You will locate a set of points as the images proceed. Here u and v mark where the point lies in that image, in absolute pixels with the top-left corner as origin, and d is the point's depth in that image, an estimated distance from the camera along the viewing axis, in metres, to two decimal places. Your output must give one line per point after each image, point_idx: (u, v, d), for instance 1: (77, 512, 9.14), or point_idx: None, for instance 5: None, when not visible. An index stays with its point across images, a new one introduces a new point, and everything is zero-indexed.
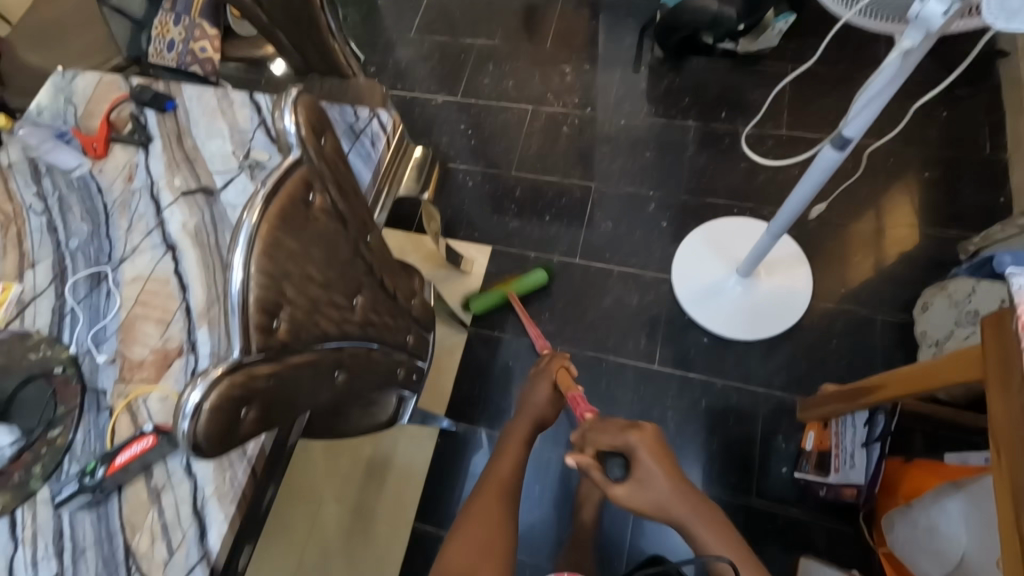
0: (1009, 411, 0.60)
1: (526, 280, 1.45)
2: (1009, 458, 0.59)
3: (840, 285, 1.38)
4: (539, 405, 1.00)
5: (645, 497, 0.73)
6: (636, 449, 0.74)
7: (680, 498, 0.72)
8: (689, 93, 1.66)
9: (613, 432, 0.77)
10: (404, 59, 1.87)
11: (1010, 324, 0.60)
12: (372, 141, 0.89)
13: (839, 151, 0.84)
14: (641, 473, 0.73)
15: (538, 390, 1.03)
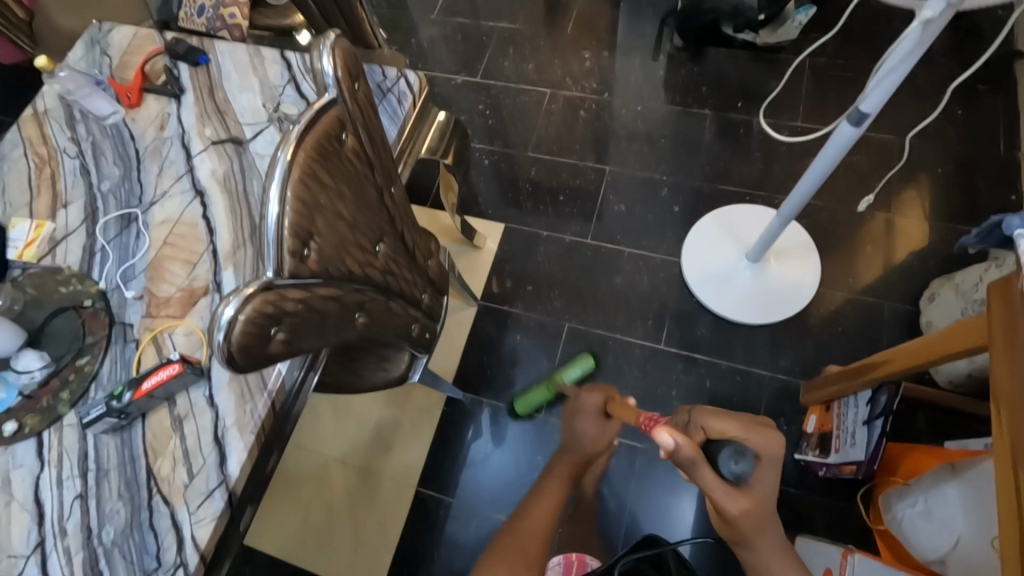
0: (1011, 371, 0.62)
1: (573, 370, 1.32)
2: (1010, 420, 0.61)
3: (847, 274, 1.40)
4: (586, 446, 0.93)
5: (755, 513, 0.72)
6: (768, 463, 0.73)
7: (771, 522, 0.74)
8: (707, 83, 1.67)
9: (742, 429, 0.76)
10: (426, 39, 1.90)
11: (1016, 291, 0.62)
12: (399, 99, 0.92)
13: (855, 127, 0.86)
14: (758, 477, 0.72)
15: (588, 421, 0.93)
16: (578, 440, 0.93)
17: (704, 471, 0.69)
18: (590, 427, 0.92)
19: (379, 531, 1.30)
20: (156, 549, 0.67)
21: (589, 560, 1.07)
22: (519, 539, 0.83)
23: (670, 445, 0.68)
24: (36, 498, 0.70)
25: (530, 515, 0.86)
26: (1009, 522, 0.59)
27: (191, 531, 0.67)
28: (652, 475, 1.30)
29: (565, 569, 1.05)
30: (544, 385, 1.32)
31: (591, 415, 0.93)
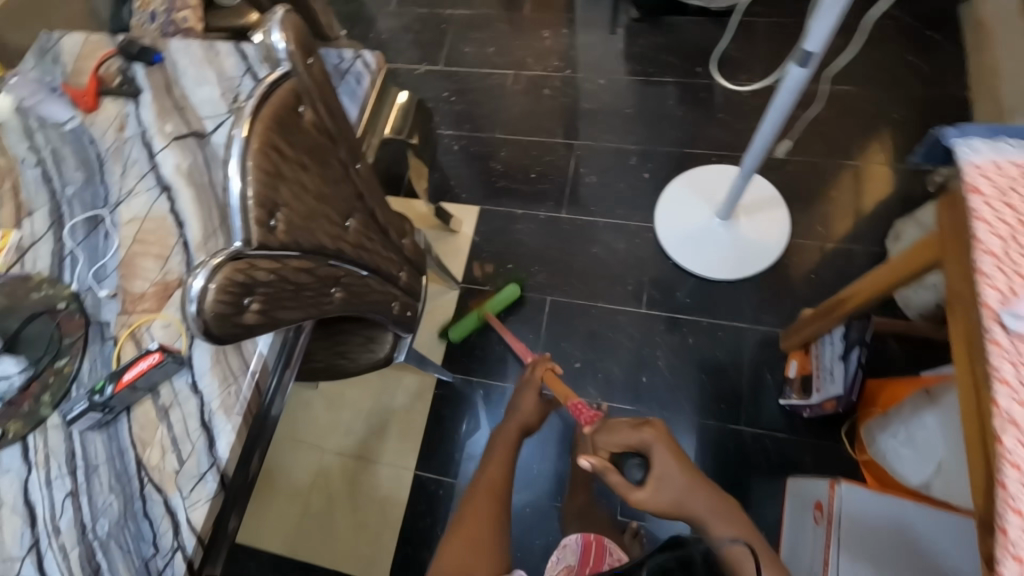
0: (960, 274, 0.64)
1: (501, 295, 1.42)
2: (964, 320, 0.63)
3: (816, 223, 1.44)
4: (527, 415, 1.03)
5: (665, 497, 0.76)
6: (652, 447, 0.78)
7: (691, 495, 0.75)
8: (667, 50, 1.70)
9: (625, 434, 0.81)
10: (385, 33, 1.89)
11: (958, 200, 0.65)
12: (357, 80, 0.92)
13: (803, 68, 0.89)
14: (659, 469, 0.77)
15: (528, 398, 1.07)
16: (519, 412, 1.03)
17: (611, 476, 0.78)
18: (528, 403, 1.06)
19: (381, 515, 1.31)
20: (152, 536, 0.67)
21: (609, 541, 0.98)
22: (479, 491, 0.85)
23: (590, 465, 0.79)
24: (26, 499, 0.70)
25: (486, 473, 0.88)
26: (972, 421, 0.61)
27: (185, 514, 0.68)
28: None
29: (582, 549, 0.97)
30: (474, 313, 1.42)
31: (532, 388, 1.08)
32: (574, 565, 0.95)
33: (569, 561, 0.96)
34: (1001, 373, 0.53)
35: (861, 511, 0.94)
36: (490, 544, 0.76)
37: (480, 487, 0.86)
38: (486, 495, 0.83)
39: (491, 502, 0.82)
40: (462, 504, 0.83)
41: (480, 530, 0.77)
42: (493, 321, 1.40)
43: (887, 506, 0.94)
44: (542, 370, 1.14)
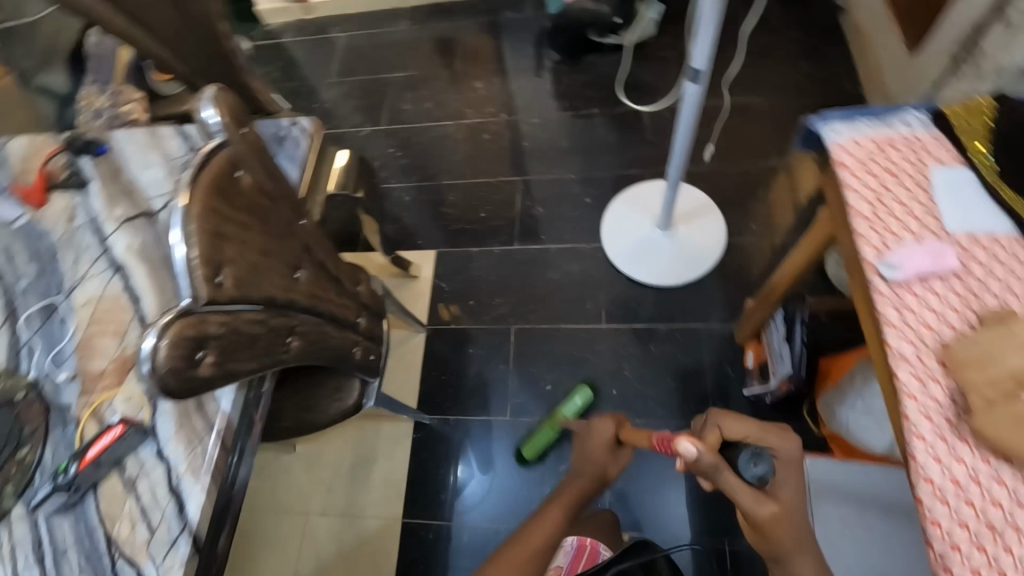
0: (851, 247, 0.74)
1: (572, 402, 1.33)
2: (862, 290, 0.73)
3: (750, 221, 1.54)
4: (596, 462, 0.96)
5: (789, 523, 0.73)
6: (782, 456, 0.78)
7: (803, 530, 0.74)
8: (591, 85, 1.83)
9: (757, 429, 0.80)
10: (328, 101, 2.00)
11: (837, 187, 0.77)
12: (296, 143, 0.98)
13: (696, 83, 1.00)
14: (781, 482, 0.76)
15: (599, 439, 0.97)
16: (589, 459, 0.96)
17: (726, 473, 0.75)
18: (598, 445, 0.97)
19: (374, 567, 1.29)
20: None
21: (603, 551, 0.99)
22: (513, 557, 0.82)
23: (698, 454, 0.74)
24: None
25: (524, 539, 0.84)
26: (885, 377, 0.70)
27: None
28: None
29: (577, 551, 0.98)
30: (548, 426, 1.32)
31: (609, 423, 0.99)
32: (564, 566, 0.97)
33: (559, 563, 0.98)
34: (888, 318, 0.66)
35: (827, 482, 0.96)
36: None
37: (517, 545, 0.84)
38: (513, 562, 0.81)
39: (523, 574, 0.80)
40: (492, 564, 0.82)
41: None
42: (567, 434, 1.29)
43: (848, 471, 0.97)
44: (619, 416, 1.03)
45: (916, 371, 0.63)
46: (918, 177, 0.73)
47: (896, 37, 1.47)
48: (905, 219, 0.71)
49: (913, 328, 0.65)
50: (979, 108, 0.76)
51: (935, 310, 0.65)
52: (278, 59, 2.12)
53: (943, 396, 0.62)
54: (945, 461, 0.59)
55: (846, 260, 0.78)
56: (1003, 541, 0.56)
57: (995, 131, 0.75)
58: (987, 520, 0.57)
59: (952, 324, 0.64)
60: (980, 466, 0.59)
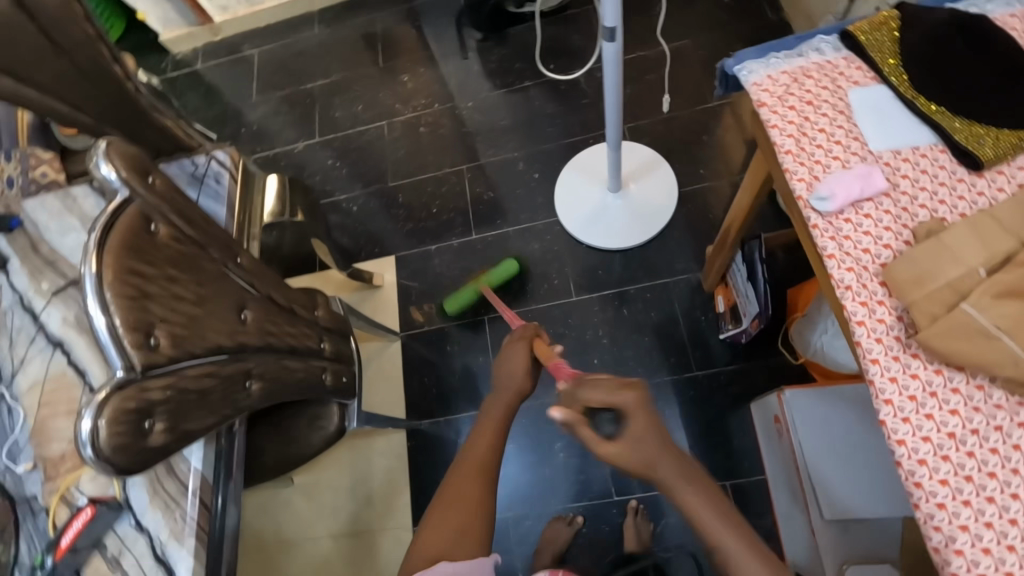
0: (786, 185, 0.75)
1: (498, 271, 1.47)
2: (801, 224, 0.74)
3: (698, 166, 1.53)
4: (517, 380, 0.87)
5: (638, 461, 0.68)
6: (630, 409, 0.69)
7: (667, 471, 0.68)
8: (519, 57, 1.79)
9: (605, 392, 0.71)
10: (256, 122, 1.92)
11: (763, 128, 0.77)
12: (217, 180, 0.93)
13: (612, 42, 0.98)
14: (635, 432, 0.69)
15: (516, 361, 0.89)
16: (506, 374, 0.88)
17: (583, 430, 0.70)
18: (515, 362, 0.89)
19: None
20: None
21: None
22: (465, 474, 0.75)
23: (563, 419, 0.70)
24: None
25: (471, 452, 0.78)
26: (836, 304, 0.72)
27: None
28: None
29: None
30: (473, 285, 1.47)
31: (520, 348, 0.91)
32: None
33: None
34: (828, 250, 0.67)
35: (808, 410, 0.99)
36: (474, 525, 0.69)
37: (463, 464, 0.77)
38: (464, 483, 0.73)
39: (474, 484, 0.73)
40: (444, 490, 0.74)
41: (450, 527, 0.68)
42: (488, 295, 1.44)
43: (828, 395, 1.00)
44: (529, 332, 0.95)
45: (860, 297, 0.64)
46: (837, 102, 0.73)
47: None
48: (830, 147, 0.71)
49: (853, 255, 0.66)
50: (883, 21, 0.76)
51: (871, 233, 0.66)
52: (194, 87, 2.03)
53: (890, 317, 0.63)
54: (900, 380, 0.61)
55: (785, 196, 0.79)
56: (965, 447, 0.58)
57: (902, 41, 0.74)
58: (946, 430, 0.59)
59: (889, 244, 0.65)
60: (934, 378, 0.60)
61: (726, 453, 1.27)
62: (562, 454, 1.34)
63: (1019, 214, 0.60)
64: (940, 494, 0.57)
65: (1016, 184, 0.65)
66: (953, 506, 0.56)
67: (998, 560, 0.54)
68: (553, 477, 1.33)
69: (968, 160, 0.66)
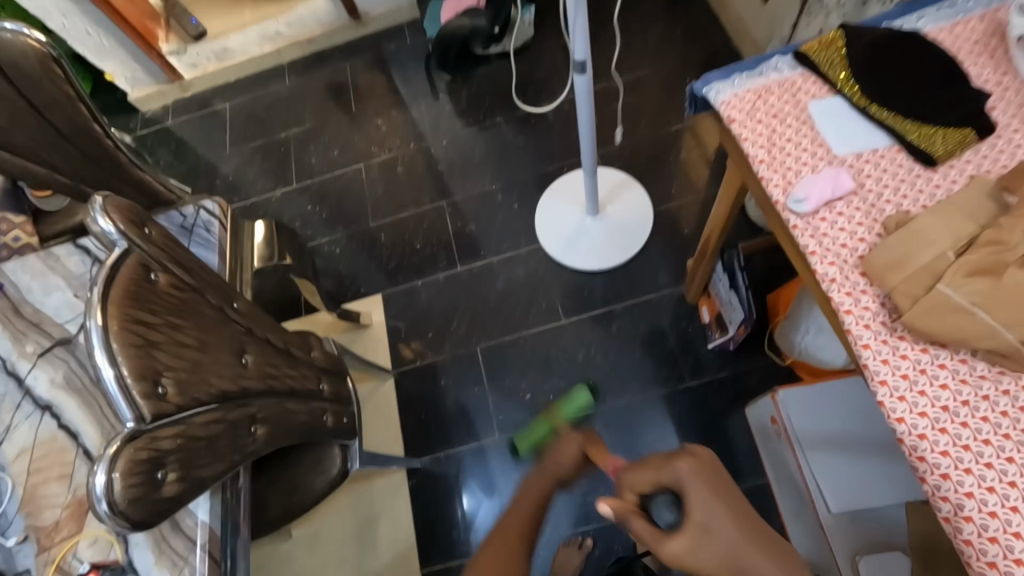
0: (763, 193, 0.80)
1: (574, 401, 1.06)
2: (782, 228, 0.79)
3: (669, 186, 1.60)
4: (560, 468, 0.75)
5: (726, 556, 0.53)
6: (691, 485, 0.55)
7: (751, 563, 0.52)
8: (488, 95, 1.86)
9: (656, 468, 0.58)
10: (230, 174, 1.93)
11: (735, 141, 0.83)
12: (207, 229, 0.94)
13: (583, 74, 1.04)
14: (699, 513, 0.54)
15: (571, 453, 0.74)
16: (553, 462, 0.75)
17: (635, 522, 0.57)
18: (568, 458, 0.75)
19: None
20: None
21: None
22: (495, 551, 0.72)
23: (610, 511, 0.59)
24: None
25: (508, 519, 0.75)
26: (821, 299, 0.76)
27: None
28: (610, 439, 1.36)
29: None
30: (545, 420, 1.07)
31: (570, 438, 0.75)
32: None
33: None
34: (810, 248, 0.72)
35: (803, 404, 1.03)
36: None
37: (497, 535, 0.74)
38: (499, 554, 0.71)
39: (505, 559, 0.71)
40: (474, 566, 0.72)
41: None
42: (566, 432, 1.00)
43: (821, 389, 1.03)
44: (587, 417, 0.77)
45: (845, 288, 0.69)
46: (799, 114, 0.79)
47: None
48: (798, 154, 0.77)
49: (833, 250, 0.71)
50: (832, 39, 0.83)
51: (846, 230, 0.71)
52: (165, 142, 2.03)
53: (875, 304, 0.67)
54: (892, 362, 0.65)
55: (761, 203, 0.84)
56: (959, 419, 0.61)
57: (849, 56, 0.81)
58: (940, 404, 0.62)
59: (864, 238, 0.70)
60: (922, 357, 0.64)
61: (728, 458, 1.29)
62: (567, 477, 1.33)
63: (974, 201, 0.66)
64: (943, 465, 0.60)
65: (967, 176, 0.71)
66: (957, 475, 0.60)
67: (1005, 522, 0.57)
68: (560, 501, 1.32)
69: (923, 158, 0.72)
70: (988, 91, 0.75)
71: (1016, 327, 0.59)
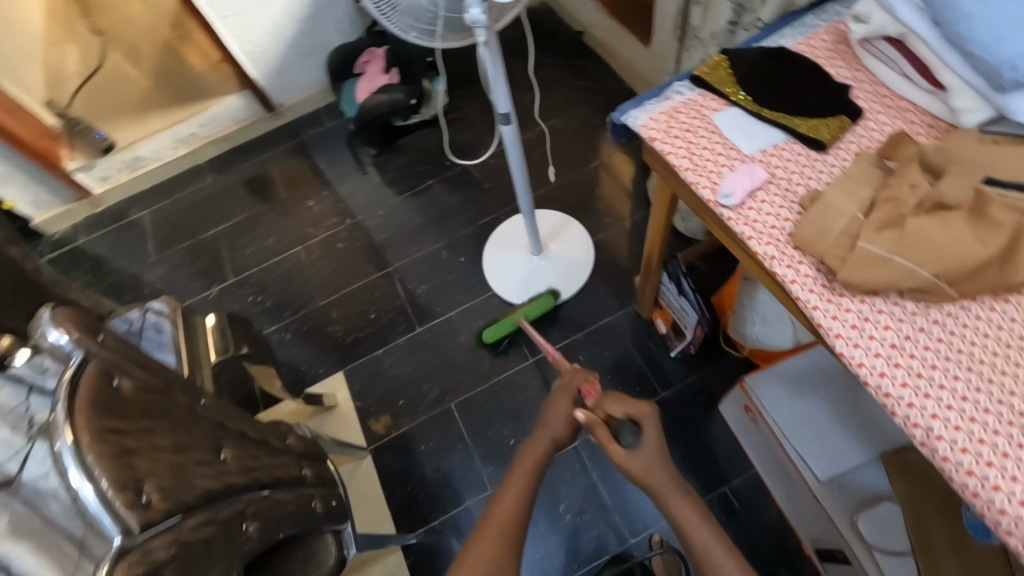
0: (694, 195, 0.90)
1: (534, 306, 1.53)
2: (717, 221, 0.88)
3: (601, 217, 1.71)
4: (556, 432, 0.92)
5: (636, 467, 0.81)
6: (646, 420, 0.84)
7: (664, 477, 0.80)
8: (414, 162, 1.92)
9: (626, 405, 0.86)
10: (157, 281, 1.84)
11: (658, 154, 0.93)
12: (157, 328, 0.97)
13: (508, 124, 1.13)
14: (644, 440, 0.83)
15: (563, 408, 0.94)
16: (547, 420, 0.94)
17: (596, 430, 0.86)
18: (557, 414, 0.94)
19: None
20: None
21: None
22: (487, 538, 0.77)
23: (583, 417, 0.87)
24: None
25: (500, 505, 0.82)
26: (766, 276, 0.85)
27: None
28: (605, 463, 1.37)
29: None
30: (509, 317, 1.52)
31: (567, 395, 0.95)
32: None
33: None
34: (746, 234, 0.81)
35: (769, 382, 1.10)
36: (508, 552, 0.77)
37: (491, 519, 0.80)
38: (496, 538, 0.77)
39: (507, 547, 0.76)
40: (466, 552, 0.76)
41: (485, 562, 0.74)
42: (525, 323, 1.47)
43: (781, 367, 1.12)
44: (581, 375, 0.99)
45: (784, 262, 0.77)
46: (707, 126, 0.90)
47: (630, 39, 1.80)
48: (715, 158, 0.87)
49: (765, 233, 0.80)
50: (717, 63, 0.96)
51: (772, 213, 0.81)
52: (80, 261, 1.92)
53: (812, 271, 0.76)
54: (839, 316, 0.73)
55: (694, 206, 0.94)
56: (907, 352, 0.70)
57: (734, 73, 0.94)
58: (889, 343, 0.71)
59: (787, 218, 0.80)
60: (862, 306, 0.73)
61: (713, 458, 1.33)
62: (568, 515, 1.34)
63: (865, 172, 0.78)
64: (906, 396, 0.68)
65: (853, 154, 0.84)
66: (919, 401, 0.68)
67: (968, 433, 0.65)
68: (564, 544, 1.31)
69: (815, 144, 0.85)
70: (850, 84, 0.90)
71: (928, 265, 0.69)
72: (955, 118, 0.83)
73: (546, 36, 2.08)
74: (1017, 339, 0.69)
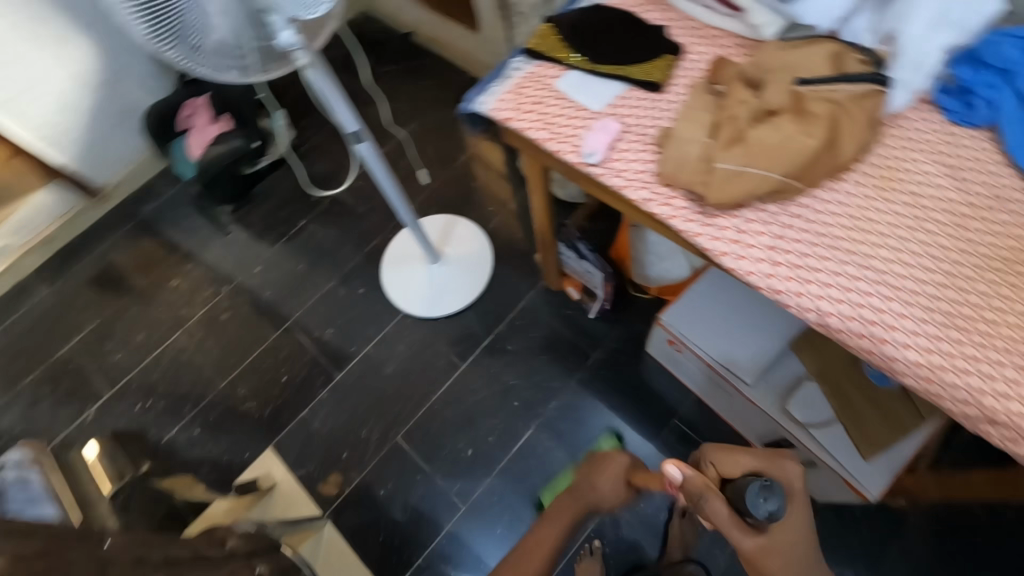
0: (563, 164, 0.93)
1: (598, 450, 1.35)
2: (593, 182, 0.91)
3: (485, 207, 1.71)
4: (599, 493, 0.95)
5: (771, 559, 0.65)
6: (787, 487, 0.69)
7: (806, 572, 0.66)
8: (278, 206, 1.78)
9: (756, 462, 0.69)
10: (15, 426, 1.56)
11: (518, 133, 0.93)
12: (23, 482, 0.87)
13: (364, 141, 1.08)
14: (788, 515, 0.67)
15: (608, 476, 0.94)
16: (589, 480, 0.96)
17: (712, 500, 0.67)
18: (610, 479, 0.94)
19: None
20: None
21: None
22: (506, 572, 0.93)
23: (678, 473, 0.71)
24: None
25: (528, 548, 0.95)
26: (649, 219, 0.89)
27: None
28: (565, 436, 1.39)
29: None
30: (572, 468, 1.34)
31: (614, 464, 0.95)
32: None
33: None
34: (620, 184, 0.84)
35: (682, 313, 1.17)
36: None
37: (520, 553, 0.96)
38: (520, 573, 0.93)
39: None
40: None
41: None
42: None
43: (688, 296, 1.19)
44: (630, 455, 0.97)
45: (660, 202, 0.82)
46: (553, 94, 0.92)
47: (457, 29, 1.80)
48: (569, 122, 0.90)
49: (635, 179, 0.84)
50: (544, 32, 0.98)
51: (635, 160, 0.85)
52: None
53: (685, 203, 0.82)
54: (720, 236, 0.79)
55: (567, 173, 0.96)
56: (783, 249, 0.78)
57: (563, 38, 0.96)
58: (767, 246, 0.78)
59: (650, 159, 0.85)
60: (736, 221, 0.80)
61: (656, 396, 1.40)
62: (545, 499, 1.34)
63: (700, 100, 0.84)
64: (795, 287, 0.76)
65: (685, 87, 0.90)
66: (805, 289, 0.76)
67: (850, 302, 0.74)
68: None
69: (651, 86, 0.90)
70: (665, 24, 0.97)
71: (775, 167, 0.77)
72: (755, 33, 0.92)
73: (374, 44, 2.01)
74: (861, 210, 0.79)
